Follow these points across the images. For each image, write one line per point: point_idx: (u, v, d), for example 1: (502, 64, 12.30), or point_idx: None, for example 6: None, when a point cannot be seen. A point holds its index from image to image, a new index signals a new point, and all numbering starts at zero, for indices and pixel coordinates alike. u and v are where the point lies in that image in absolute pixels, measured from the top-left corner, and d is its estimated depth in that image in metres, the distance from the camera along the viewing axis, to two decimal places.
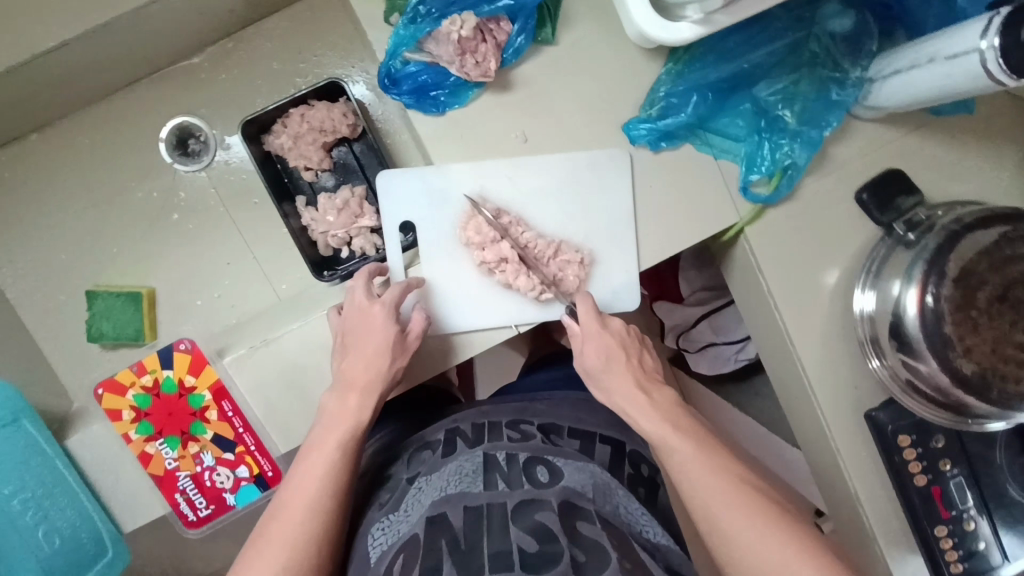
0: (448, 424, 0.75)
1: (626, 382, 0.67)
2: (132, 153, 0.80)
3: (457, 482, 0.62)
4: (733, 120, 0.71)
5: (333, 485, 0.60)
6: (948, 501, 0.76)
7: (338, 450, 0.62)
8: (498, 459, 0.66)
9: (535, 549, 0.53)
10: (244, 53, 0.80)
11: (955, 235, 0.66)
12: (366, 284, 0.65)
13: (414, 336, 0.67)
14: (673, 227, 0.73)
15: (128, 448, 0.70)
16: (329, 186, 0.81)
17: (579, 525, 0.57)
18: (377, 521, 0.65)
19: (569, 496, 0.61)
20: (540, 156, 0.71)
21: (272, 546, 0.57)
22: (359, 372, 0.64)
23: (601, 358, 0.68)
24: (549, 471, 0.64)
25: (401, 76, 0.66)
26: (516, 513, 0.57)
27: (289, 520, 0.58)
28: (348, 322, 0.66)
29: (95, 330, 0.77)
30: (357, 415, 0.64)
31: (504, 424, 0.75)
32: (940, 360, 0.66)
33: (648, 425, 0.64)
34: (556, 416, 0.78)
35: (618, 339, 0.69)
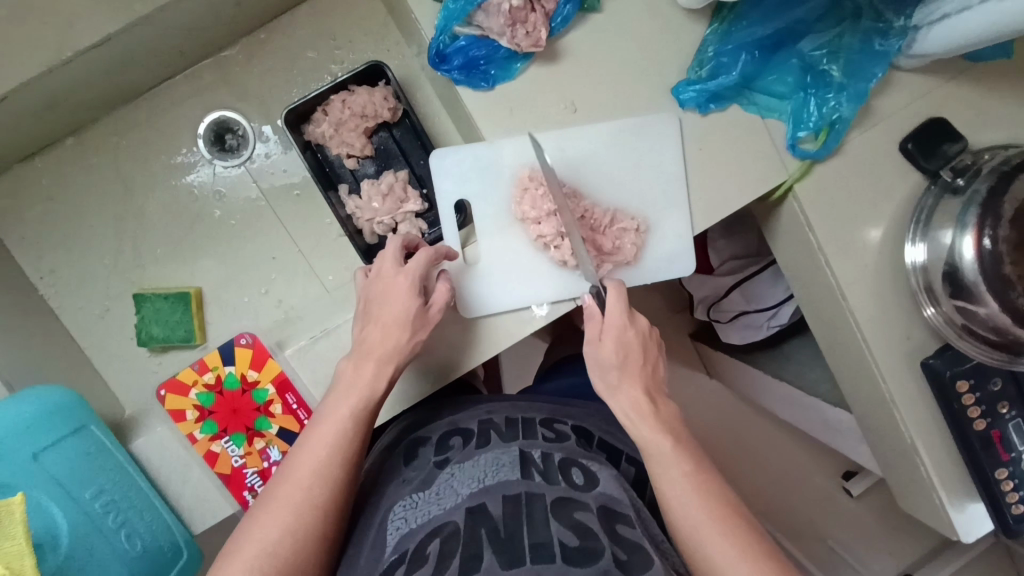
0: (482, 414, 0.74)
1: (635, 388, 0.65)
2: (171, 152, 0.80)
3: (494, 473, 0.59)
4: (780, 77, 0.72)
5: (346, 452, 0.59)
6: (1008, 444, 0.76)
7: (353, 419, 0.61)
8: (534, 455, 0.64)
9: (576, 543, 0.50)
10: (278, 43, 0.80)
11: (1007, 176, 0.67)
12: (397, 252, 0.64)
13: (437, 309, 0.66)
14: (726, 189, 0.73)
15: (194, 448, 0.69)
16: (371, 173, 0.80)
17: (618, 527, 0.55)
18: (402, 498, 0.62)
19: (608, 501, 0.58)
20: (590, 125, 0.71)
21: (277, 510, 0.55)
22: (380, 340, 0.63)
23: (616, 354, 0.66)
24: (585, 474, 0.62)
25: (451, 52, 0.68)
26: (556, 508, 0.55)
27: (297, 484, 0.57)
28: (374, 289, 0.65)
29: (144, 333, 0.77)
30: (371, 385, 0.62)
31: (538, 421, 0.73)
32: (1000, 300, 0.68)
33: (647, 432, 0.62)
34: (588, 422, 0.76)
35: (639, 337, 0.68)
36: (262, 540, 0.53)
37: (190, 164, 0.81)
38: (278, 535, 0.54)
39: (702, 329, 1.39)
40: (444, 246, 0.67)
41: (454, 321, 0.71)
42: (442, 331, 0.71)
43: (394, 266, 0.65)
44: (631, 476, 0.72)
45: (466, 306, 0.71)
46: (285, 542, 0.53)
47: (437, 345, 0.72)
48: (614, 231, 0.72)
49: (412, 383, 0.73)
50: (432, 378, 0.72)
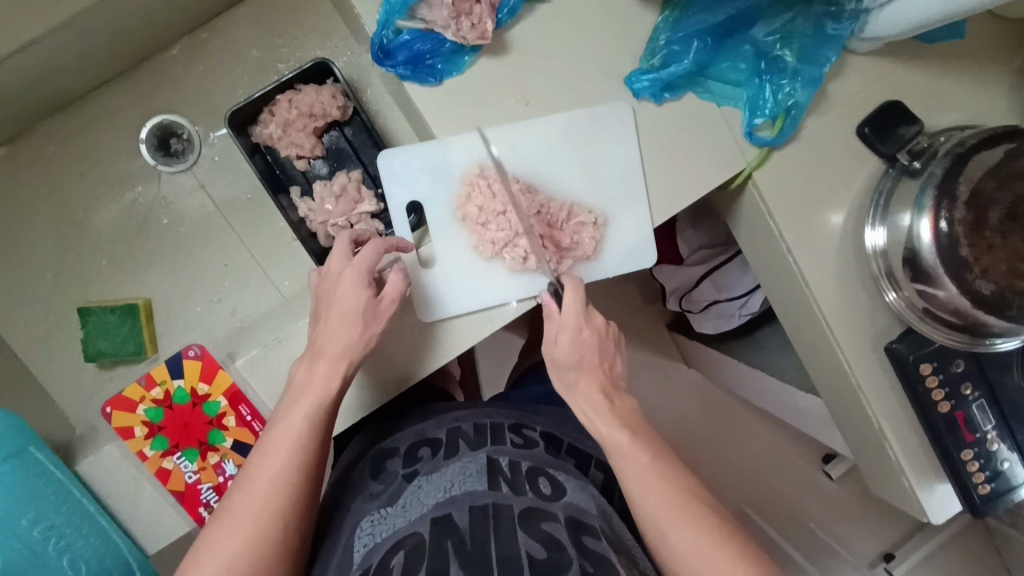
0: (451, 421, 0.72)
1: (591, 386, 0.65)
2: (112, 160, 0.77)
3: (462, 483, 0.58)
4: (734, 64, 0.71)
5: (302, 459, 0.57)
6: (972, 425, 0.76)
7: (306, 424, 0.58)
8: (502, 463, 0.62)
9: (544, 556, 0.50)
10: (220, 43, 0.78)
11: (962, 158, 0.67)
12: (343, 244, 0.62)
13: (389, 301, 0.63)
14: (683, 181, 0.72)
15: (145, 466, 0.66)
16: (324, 174, 0.78)
17: (585, 538, 0.54)
18: (370, 514, 0.61)
19: (577, 512, 0.57)
20: (540, 119, 0.69)
21: (234, 521, 0.53)
22: (329, 339, 0.61)
23: (573, 355, 0.66)
24: (552, 484, 0.61)
25: (395, 47, 0.66)
26: (524, 519, 0.54)
27: (251, 496, 0.54)
28: (323, 287, 0.63)
29: (91, 348, 0.73)
30: (325, 384, 0.60)
31: (506, 426, 0.71)
32: (958, 283, 0.67)
33: (604, 429, 0.63)
34: (558, 428, 0.75)
35: (594, 337, 0.66)
36: (218, 558, 0.51)
37: (135, 171, 0.78)
38: (232, 549, 0.52)
39: (677, 320, 1.38)
40: (393, 237, 0.65)
41: (412, 325, 0.70)
42: (396, 336, 0.70)
43: (340, 260, 0.63)
44: (600, 483, 0.71)
45: (422, 308, 0.69)
46: (241, 557, 0.51)
47: (392, 351, 0.70)
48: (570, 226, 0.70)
49: (372, 389, 0.71)
50: (390, 388, 0.71)
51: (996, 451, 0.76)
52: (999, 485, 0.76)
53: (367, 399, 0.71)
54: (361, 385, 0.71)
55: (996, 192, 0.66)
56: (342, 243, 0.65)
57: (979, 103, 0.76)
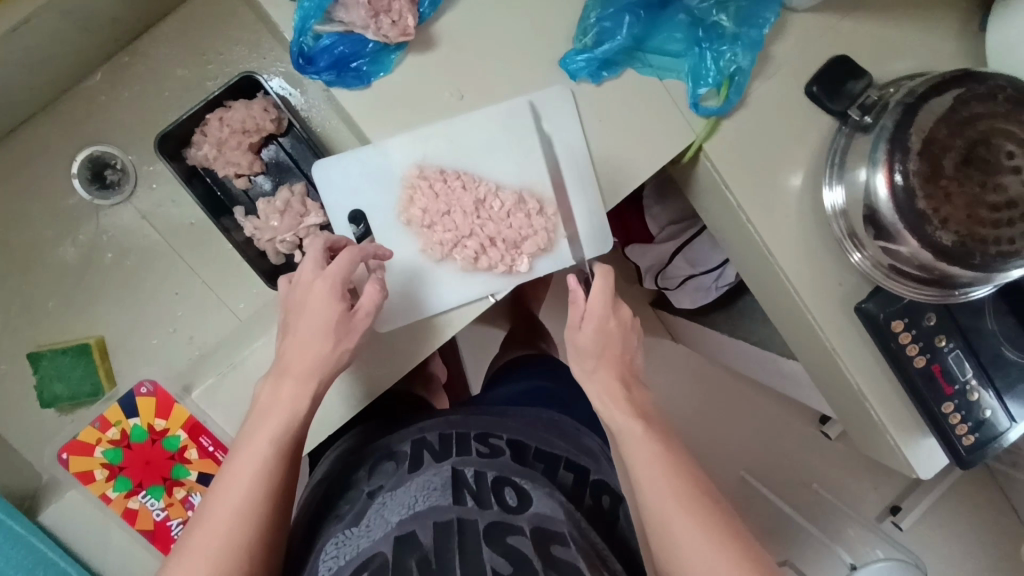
0: (415, 433, 0.73)
1: (610, 374, 0.66)
2: (46, 198, 0.75)
3: (427, 497, 0.60)
4: (670, 35, 0.69)
5: (268, 488, 0.55)
6: (950, 376, 0.75)
7: (272, 452, 0.56)
8: (467, 475, 0.63)
9: (509, 572, 0.52)
10: (143, 65, 0.75)
11: (912, 108, 0.66)
12: (315, 254, 0.60)
13: (363, 314, 0.61)
14: (631, 162, 0.70)
15: (110, 508, 0.65)
16: (267, 190, 0.76)
17: (554, 549, 0.55)
18: (334, 535, 0.61)
19: (543, 521, 0.58)
20: (476, 111, 0.67)
21: (190, 560, 0.51)
22: (301, 355, 0.59)
23: (597, 341, 0.67)
24: (518, 493, 0.62)
25: (316, 53, 0.64)
26: (489, 532, 0.56)
27: (214, 531, 0.52)
28: (296, 295, 0.61)
29: (47, 393, 0.72)
30: (293, 405, 0.58)
31: (472, 436, 0.71)
32: (918, 237, 0.65)
33: (619, 416, 0.63)
34: (524, 434, 0.73)
35: (620, 327, 0.69)
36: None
37: (71, 207, 0.75)
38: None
39: (657, 298, 1.37)
40: (370, 244, 0.63)
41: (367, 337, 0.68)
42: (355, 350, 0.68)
43: (312, 269, 0.61)
44: (569, 485, 0.69)
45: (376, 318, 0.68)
46: None
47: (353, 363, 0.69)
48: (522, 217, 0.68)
49: (335, 404, 0.70)
50: (354, 401, 0.70)
51: (977, 400, 0.75)
52: (983, 434, 0.75)
53: (333, 414, 0.70)
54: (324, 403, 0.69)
55: (949, 139, 0.64)
56: (315, 248, 0.62)
57: (927, 48, 0.75)
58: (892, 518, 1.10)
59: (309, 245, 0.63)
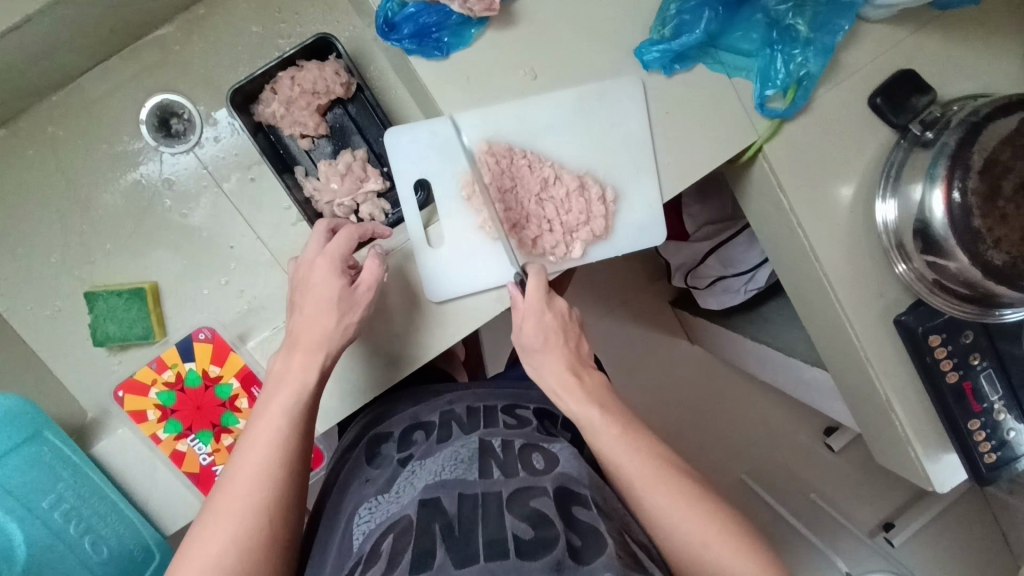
0: (444, 405, 0.75)
1: (559, 366, 0.65)
2: (111, 140, 0.76)
3: (452, 468, 0.61)
4: (746, 34, 0.70)
5: (287, 452, 0.57)
6: (979, 395, 0.76)
7: (287, 419, 0.59)
8: (494, 445, 0.65)
9: (530, 536, 0.51)
10: (219, 19, 0.76)
11: (976, 127, 0.67)
12: (316, 235, 0.63)
13: (365, 288, 0.64)
14: (693, 155, 0.71)
15: (159, 448, 0.67)
16: (328, 153, 0.77)
17: (575, 510, 0.56)
18: (366, 500, 0.63)
19: (567, 481, 0.60)
20: (549, 92, 0.68)
21: (218, 521, 0.52)
22: (305, 330, 0.62)
23: (538, 338, 0.66)
24: (545, 457, 0.64)
25: (400, 20, 0.65)
26: (512, 499, 0.56)
27: (238, 489, 0.54)
28: (300, 275, 0.65)
29: (100, 332, 0.73)
30: (303, 376, 0.61)
31: (499, 408, 0.74)
32: (971, 255, 0.67)
33: (575, 407, 0.63)
34: (548, 402, 0.79)
35: (557, 320, 0.66)
36: (205, 559, 0.50)
37: (135, 152, 0.76)
38: (220, 549, 0.51)
39: (681, 296, 1.38)
40: (369, 224, 0.67)
41: (419, 306, 0.70)
42: (402, 315, 0.70)
43: (315, 249, 0.65)
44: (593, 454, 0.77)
45: (431, 288, 0.69)
46: (228, 552, 0.51)
47: (402, 328, 0.70)
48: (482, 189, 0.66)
49: (382, 368, 0.71)
50: (400, 367, 0.71)
51: (1003, 421, 0.77)
52: (1004, 455, 0.77)
53: (379, 378, 0.71)
54: (371, 366, 0.71)
55: (1012, 161, 0.66)
56: (318, 236, 0.66)
57: (993, 70, 0.75)
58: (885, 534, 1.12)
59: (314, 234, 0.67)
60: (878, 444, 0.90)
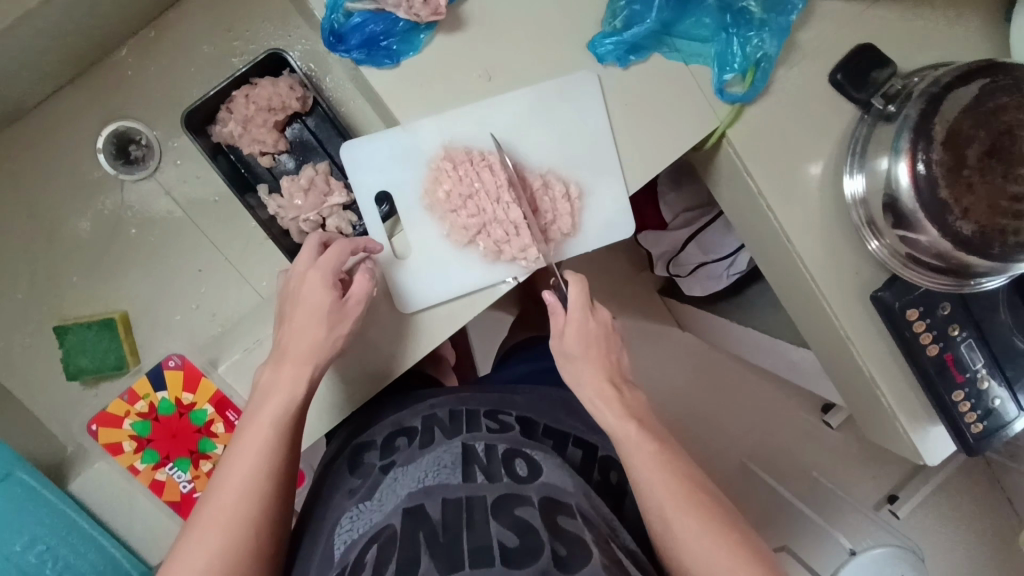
0: (427, 410, 0.74)
1: (598, 377, 0.69)
2: (70, 170, 0.75)
3: (435, 474, 0.60)
4: (699, 20, 0.69)
5: (272, 463, 0.56)
6: (962, 365, 0.76)
7: (275, 426, 0.58)
8: (477, 450, 0.65)
9: (516, 543, 0.51)
10: (169, 41, 0.75)
11: (937, 97, 0.66)
12: (310, 244, 0.62)
13: (355, 301, 0.63)
14: (655, 146, 0.70)
15: (138, 479, 0.67)
16: (290, 168, 0.76)
17: (560, 519, 0.56)
18: (349, 509, 0.63)
19: (552, 491, 0.60)
20: (503, 93, 0.67)
21: (204, 529, 0.52)
22: (295, 341, 0.61)
23: (580, 345, 0.70)
24: (528, 465, 0.63)
25: (347, 31, 0.64)
26: (497, 506, 0.56)
27: (223, 502, 0.54)
28: (291, 287, 0.63)
29: (72, 367, 0.72)
30: (292, 387, 0.60)
31: (482, 413, 0.73)
32: (940, 227, 0.66)
33: (614, 419, 0.65)
34: (533, 410, 0.77)
35: (600, 329, 0.71)
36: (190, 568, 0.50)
37: (95, 182, 0.76)
38: (206, 563, 0.51)
39: (666, 284, 1.37)
40: (360, 237, 0.65)
41: (389, 317, 0.70)
42: (375, 328, 0.69)
43: (306, 262, 0.63)
44: (578, 461, 0.74)
45: (400, 300, 0.69)
46: (213, 566, 0.51)
47: (375, 340, 0.70)
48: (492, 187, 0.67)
49: (357, 381, 0.71)
50: (375, 381, 0.71)
51: (987, 389, 0.76)
52: (991, 423, 0.77)
53: (355, 391, 0.71)
54: (347, 380, 0.70)
55: (973, 130, 0.66)
56: (310, 247, 0.65)
57: (951, 39, 0.75)
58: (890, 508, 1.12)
59: (306, 245, 0.66)
60: (866, 420, 0.90)
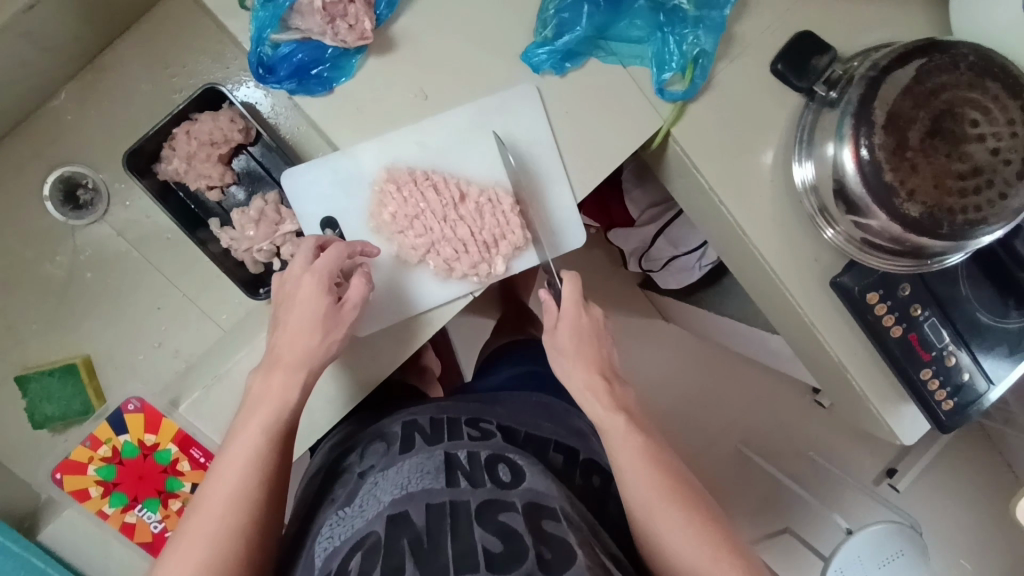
0: (406, 416, 0.72)
1: (590, 372, 0.67)
2: (20, 220, 0.76)
3: (418, 481, 0.58)
4: (631, 22, 0.69)
5: (261, 473, 0.55)
6: (927, 344, 0.75)
7: (264, 437, 0.56)
8: (460, 457, 0.63)
9: (500, 549, 0.52)
10: (107, 82, 0.76)
11: (874, 82, 0.66)
12: (305, 250, 0.62)
13: (352, 307, 0.62)
14: (602, 152, 0.70)
15: (107, 523, 0.67)
16: (241, 200, 0.77)
17: (545, 523, 0.55)
18: (329, 517, 0.61)
19: (535, 496, 0.59)
20: (440, 112, 0.67)
21: (190, 543, 0.51)
22: (288, 348, 0.60)
23: (574, 340, 0.68)
24: (511, 469, 0.62)
25: (275, 62, 0.64)
26: (481, 512, 0.55)
27: (208, 516, 0.53)
28: (286, 291, 0.62)
29: (38, 415, 0.72)
30: (283, 394, 0.59)
31: (462, 421, 0.71)
32: (887, 210, 0.66)
33: (602, 412, 0.64)
34: (514, 420, 0.74)
35: (593, 324, 0.70)
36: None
37: (46, 229, 0.76)
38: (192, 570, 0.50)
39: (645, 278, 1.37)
40: (357, 241, 0.64)
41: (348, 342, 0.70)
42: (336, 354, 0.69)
43: (302, 265, 0.62)
44: (560, 463, 0.70)
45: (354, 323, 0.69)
46: None
47: (335, 366, 0.70)
48: (443, 204, 0.67)
49: (322, 408, 0.71)
50: (340, 405, 0.71)
51: (955, 364, 0.76)
52: (962, 398, 0.76)
53: (320, 418, 0.71)
54: (312, 407, 0.71)
55: (913, 111, 0.65)
56: (306, 247, 0.64)
57: (891, 19, 0.75)
58: (890, 482, 1.20)
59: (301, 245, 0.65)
60: (843, 403, 0.89)
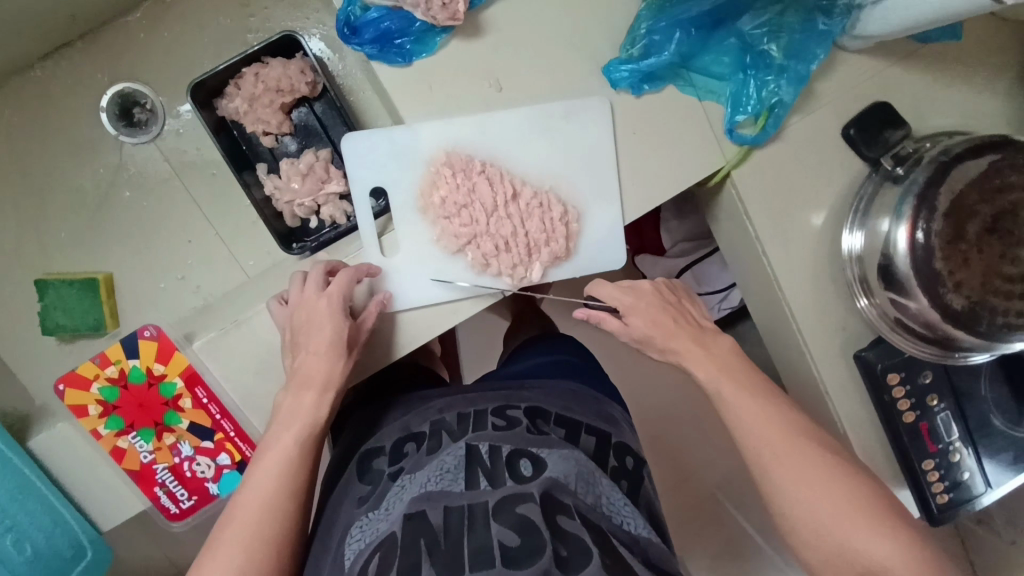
0: (434, 414, 0.69)
1: (684, 341, 0.66)
2: (74, 127, 0.76)
3: (437, 480, 0.57)
4: (717, 58, 0.69)
5: (293, 483, 0.56)
6: (936, 436, 0.75)
7: (298, 449, 0.58)
8: (481, 451, 0.61)
9: (516, 543, 0.50)
10: (185, 8, 0.76)
11: (945, 166, 0.65)
12: (316, 277, 0.63)
13: (369, 324, 0.65)
14: (661, 179, 0.70)
15: (100, 444, 0.66)
16: (292, 151, 0.76)
17: (561, 517, 0.53)
18: (358, 518, 0.59)
19: (556, 485, 0.55)
20: (507, 108, 0.67)
21: (224, 551, 0.52)
22: (302, 367, 0.61)
23: (648, 327, 0.68)
24: (533, 462, 0.59)
25: (361, 25, 0.64)
26: (497, 508, 0.53)
27: (243, 523, 0.53)
28: (297, 321, 0.63)
29: (49, 321, 0.70)
30: (313, 413, 0.60)
31: (490, 410, 0.68)
32: (930, 297, 0.65)
33: (706, 374, 0.64)
34: (545, 400, 0.71)
35: (654, 299, 0.69)
36: None
37: (96, 141, 0.76)
38: None
39: None
40: (363, 264, 0.65)
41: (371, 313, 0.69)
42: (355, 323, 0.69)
43: (314, 291, 0.63)
44: (593, 448, 0.67)
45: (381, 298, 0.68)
46: None
47: None
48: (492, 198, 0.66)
49: None
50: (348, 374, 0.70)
51: (958, 461, 0.75)
52: (958, 495, 0.75)
53: None
54: None
55: (977, 205, 0.64)
56: (314, 276, 0.64)
57: (972, 106, 0.74)
58: None
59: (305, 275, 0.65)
60: None
